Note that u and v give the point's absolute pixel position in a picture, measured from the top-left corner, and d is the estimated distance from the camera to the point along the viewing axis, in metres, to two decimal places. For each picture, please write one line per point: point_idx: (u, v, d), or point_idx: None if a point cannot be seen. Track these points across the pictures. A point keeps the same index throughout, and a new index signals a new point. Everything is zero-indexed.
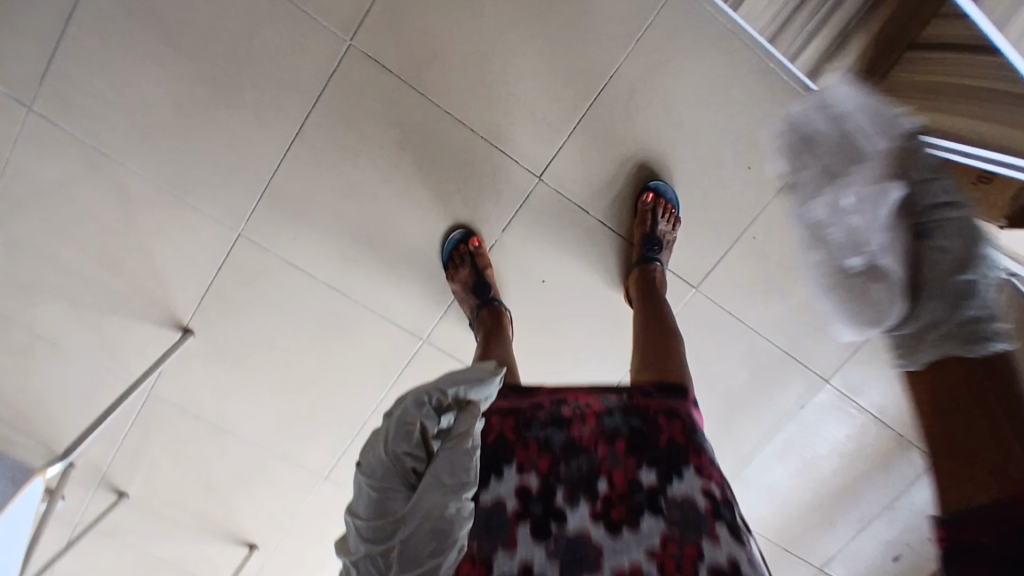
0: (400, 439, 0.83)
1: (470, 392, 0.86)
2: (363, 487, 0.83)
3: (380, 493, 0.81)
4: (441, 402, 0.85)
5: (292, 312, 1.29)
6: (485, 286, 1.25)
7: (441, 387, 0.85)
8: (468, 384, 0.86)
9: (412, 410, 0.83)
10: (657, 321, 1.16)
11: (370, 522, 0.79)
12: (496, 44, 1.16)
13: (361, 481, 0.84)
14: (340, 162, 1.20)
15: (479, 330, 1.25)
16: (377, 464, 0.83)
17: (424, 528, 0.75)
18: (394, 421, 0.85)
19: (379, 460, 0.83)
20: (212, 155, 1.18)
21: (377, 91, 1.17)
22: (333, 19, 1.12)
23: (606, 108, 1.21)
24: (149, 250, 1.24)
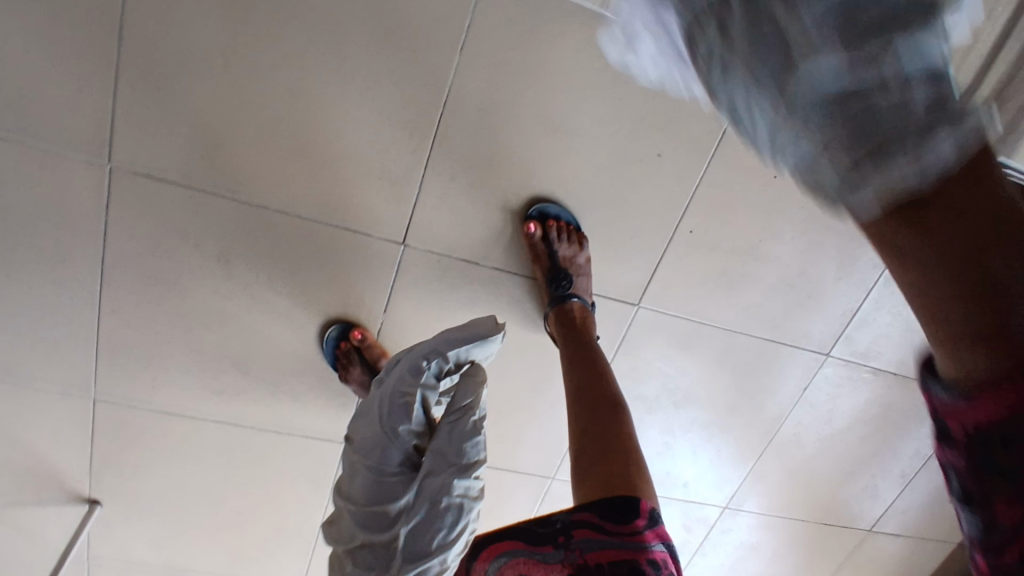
0: (397, 414, 0.82)
1: (473, 351, 0.86)
2: (358, 470, 0.82)
3: (377, 479, 0.81)
4: (441, 369, 0.86)
5: (191, 454, 1.14)
6: None
7: (443, 352, 0.85)
8: (469, 343, 0.86)
9: (413, 381, 0.83)
10: (593, 383, 0.94)
11: (369, 509, 0.79)
12: (286, 108, 0.88)
13: (355, 458, 0.83)
14: (166, 297, 1.00)
15: None
16: (374, 442, 0.82)
17: (430, 517, 0.75)
18: (389, 391, 0.84)
19: (376, 437, 0.82)
20: (22, 330, 1.00)
21: (171, 207, 0.93)
22: (77, 145, 0.87)
23: (454, 141, 0.93)
24: (10, 438, 1.10)
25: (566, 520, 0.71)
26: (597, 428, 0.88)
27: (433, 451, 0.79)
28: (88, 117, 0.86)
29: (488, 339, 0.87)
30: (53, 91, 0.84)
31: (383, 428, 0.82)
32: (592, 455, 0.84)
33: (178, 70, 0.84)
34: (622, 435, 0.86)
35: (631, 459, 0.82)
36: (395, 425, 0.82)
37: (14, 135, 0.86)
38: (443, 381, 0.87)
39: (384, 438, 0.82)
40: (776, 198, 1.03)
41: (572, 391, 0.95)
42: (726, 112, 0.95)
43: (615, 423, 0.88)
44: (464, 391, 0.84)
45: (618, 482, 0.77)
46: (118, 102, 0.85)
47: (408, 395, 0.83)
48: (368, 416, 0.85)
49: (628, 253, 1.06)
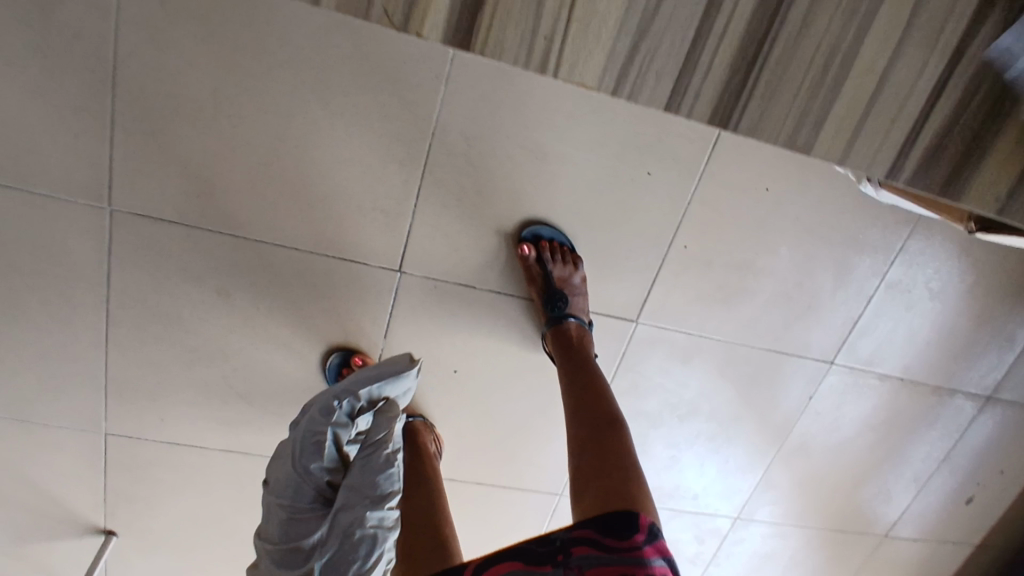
0: (309, 454, 0.85)
1: (386, 388, 0.88)
2: (273, 510, 0.84)
3: (292, 517, 0.83)
4: (354, 408, 0.87)
5: (202, 484, 1.16)
6: None
7: (355, 390, 0.87)
8: (381, 380, 0.87)
9: (324, 420, 0.85)
10: (590, 399, 0.95)
11: (282, 547, 0.82)
12: (277, 145, 0.90)
13: (271, 499, 0.85)
14: (170, 332, 1.02)
15: None
16: (287, 482, 0.84)
17: (346, 550, 0.79)
18: (301, 433, 0.86)
19: (288, 478, 0.85)
20: (32, 370, 1.02)
21: (170, 245, 0.95)
22: (77, 190, 0.90)
23: (444, 169, 0.94)
24: (25, 475, 1.12)
25: (566, 538, 0.72)
26: (596, 445, 0.88)
27: (346, 487, 0.82)
28: (89, 164, 0.89)
29: (401, 374, 0.88)
30: (56, 140, 0.87)
31: (295, 467, 0.84)
32: (592, 472, 0.84)
33: (174, 115, 0.87)
34: (621, 451, 0.87)
35: (631, 474, 0.82)
36: (308, 464, 0.84)
37: (18, 184, 0.89)
38: (360, 419, 0.89)
39: (298, 477, 0.84)
40: (768, 211, 1.03)
41: (570, 407, 0.96)
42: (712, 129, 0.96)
43: (614, 438, 0.89)
44: (378, 426, 0.85)
45: (619, 498, 0.77)
46: (115, 147, 0.88)
47: (319, 435, 0.86)
48: (283, 456, 0.87)
49: (624, 271, 1.06)
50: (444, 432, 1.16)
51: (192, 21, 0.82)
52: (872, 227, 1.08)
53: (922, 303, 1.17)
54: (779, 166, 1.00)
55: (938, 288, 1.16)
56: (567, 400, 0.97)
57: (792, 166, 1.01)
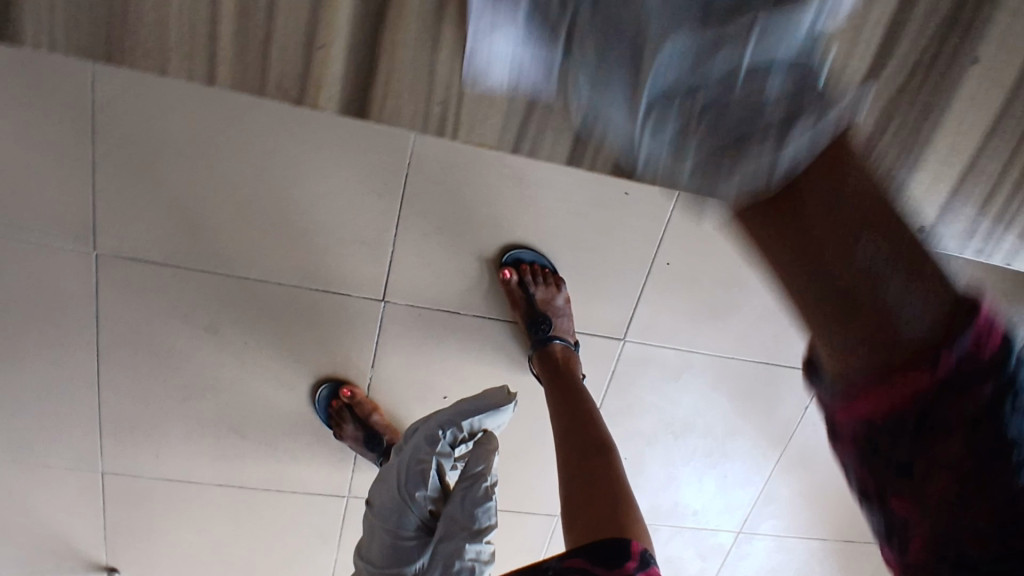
0: (416, 480, 0.91)
1: (486, 420, 0.92)
2: (376, 531, 0.92)
3: (396, 541, 0.91)
4: (456, 437, 0.93)
5: (200, 518, 1.17)
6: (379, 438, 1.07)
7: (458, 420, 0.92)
8: (483, 413, 0.91)
9: (428, 451, 0.91)
10: (582, 426, 0.95)
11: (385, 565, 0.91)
12: (257, 183, 0.92)
13: (372, 521, 0.93)
14: (162, 370, 1.03)
15: None
16: (392, 508, 0.92)
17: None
18: (406, 460, 0.92)
19: (392, 502, 0.92)
20: (29, 412, 1.04)
21: (157, 286, 0.97)
22: (63, 235, 0.92)
23: (422, 199, 0.95)
24: (28, 515, 1.14)
25: (557, 567, 0.69)
26: (588, 473, 0.88)
27: (447, 518, 0.88)
28: (72, 209, 0.90)
29: (500, 409, 0.91)
30: (38, 187, 0.88)
31: (401, 494, 0.92)
32: (584, 500, 0.84)
33: (153, 158, 0.88)
34: (614, 478, 0.86)
35: (623, 502, 0.81)
36: (413, 492, 0.91)
37: (5, 231, 0.91)
38: (459, 447, 0.94)
39: (403, 504, 0.91)
40: None
41: (561, 435, 0.95)
42: None
43: (606, 466, 0.88)
44: (477, 458, 0.90)
45: (611, 526, 0.76)
46: (99, 193, 0.90)
47: (423, 462, 0.92)
48: (386, 479, 0.94)
49: (607, 291, 1.06)
50: None
51: None
52: None
53: None
54: None
55: None
56: (558, 429, 0.97)
57: None
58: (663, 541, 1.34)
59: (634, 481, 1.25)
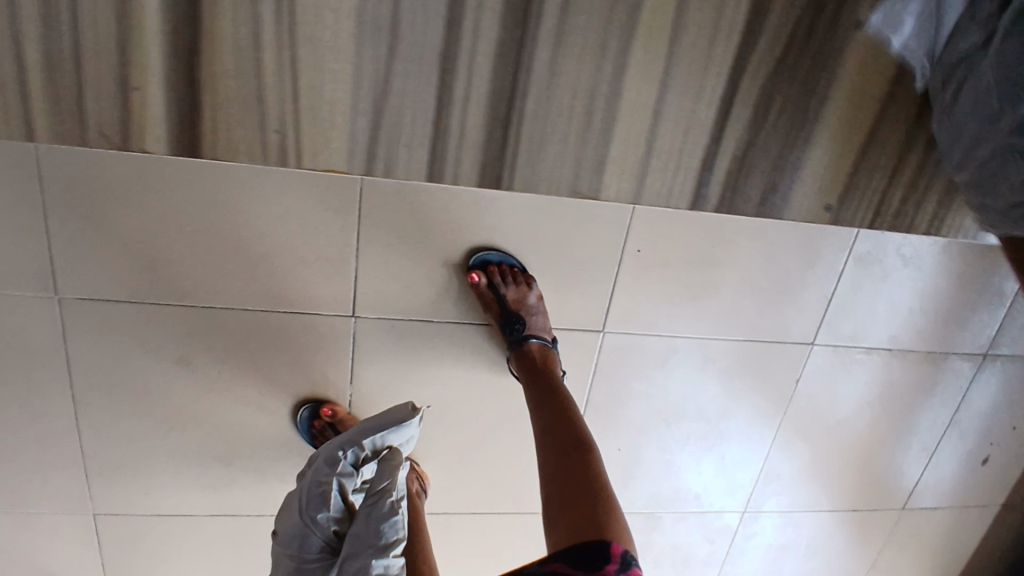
0: (316, 502, 0.86)
1: (389, 436, 0.93)
2: (282, 561, 0.85)
3: (300, 565, 0.84)
4: (358, 456, 0.90)
5: (196, 550, 1.17)
6: None
7: (358, 440, 0.91)
8: (384, 430, 0.92)
9: (329, 470, 0.88)
10: (560, 425, 0.94)
11: None
12: (210, 211, 0.90)
13: (279, 552, 0.86)
14: (139, 406, 1.03)
15: None
16: (295, 534, 0.85)
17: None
18: (308, 483, 0.88)
19: (295, 528, 0.86)
20: (11, 460, 1.04)
21: (123, 322, 0.96)
22: (21, 281, 0.91)
23: (380, 210, 0.94)
24: (24, 562, 1.14)
25: (538, 570, 0.71)
26: (567, 473, 0.87)
27: (354, 535, 0.82)
28: (29, 255, 0.90)
29: (400, 424, 0.93)
30: None
31: (304, 515, 0.86)
32: (564, 503, 0.83)
33: (102, 196, 0.88)
34: (593, 479, 0.86)
35: (603, 504, 0.82)
36: (314, 514, 0.85)
37: None
38: (363, 469, 0.91)
39: (304, 527, 0.85)
40: None
41: (540, 435, 0.95)
42: None
43: (586, 465, 0.88)
44: (381, 474, 0.87)
45: (590, 528, 0.77)
46: (53, 237, 0.89)
47: (324, 484, 0.87)
48: (291, 507, 0.89)
49: (580, 283, 1.05)
50: (428, 466, 1.15)
51: None
52: None
53: (900, 272, 1.13)
54: None
55: (913, 254, 1.12)
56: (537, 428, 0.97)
57: None
58: (668, 528, 1.32)
59: (633, 472, 1.23)
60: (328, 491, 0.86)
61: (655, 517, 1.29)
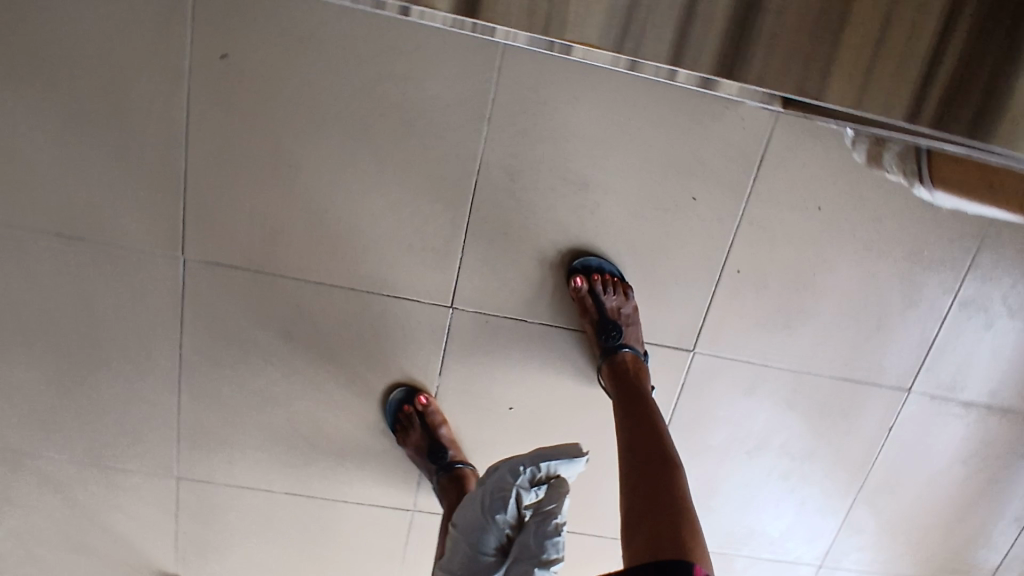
0: (495, 505, 0.80)
1: (562, 466, 0.81)
2: (457, 543, 0.82)
3: (475, 556, 0.81)
4: (535, 476, 0.81)
5: (269, 529, 1.19)
6: (443, 450, 1.07)
7: (533, 460, 0.81)
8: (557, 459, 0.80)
9: (507, 481, 0.80)
10: (646, 436, 0.87)
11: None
12: (331, 192, 0.96)
13: (454, 534, 0.84)
14: (238, 377, 1.07)
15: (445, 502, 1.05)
16: (469, 525, 0.82)
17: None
18: (486, 488, 0.82)
19: (470, 522, 0.82)
20: (113, 414, 1.08)
21: (236, 291, 1.01)
22: (154, 242, 0.97)
23: (490, 207, 0.98)
24: (105, 520, 1.16)
25: None
26: (651, 483, 0.80)
27: (519, 545, 0.77)
28: (165, 217, 0.96)
29: (576, 456, 0.82)
30: (136, 196, 0.95)
31: (482, 513, 0.81)
32: (643, 511, 0.77)
33: (238, 167, 0.94)
34: (677, 490, 0.79)
35: (685, 522, 0.74)
36: (492, 513, 0.80)
37: (101, 240, 0.97)
38: (536, 489, 0.82)
39: (483, 522, 0.81)
40: (818, 226, 1.01)
41: (627, 438, 0.88)
42: (755, 149, 0.96)
43: (668, 477, 0.81)
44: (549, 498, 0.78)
45: (669, 545, 0.70)
46: (189, 203, 0.96)
47: (502, 491, 0.81)
48: (467, 499, 0.84)
49: (675, 298, 1.05)
50: None
51: (255, 82, 0.90)
52: (937, 240, 1.04)
53: (1001, 323, 1.10)
54: (831, 182, 0.99)
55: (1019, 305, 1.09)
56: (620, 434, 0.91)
57: (839, 181, 0.99)
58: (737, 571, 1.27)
59: (706, 503, 1.20)
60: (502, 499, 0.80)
61: (725, 556, 1.25)
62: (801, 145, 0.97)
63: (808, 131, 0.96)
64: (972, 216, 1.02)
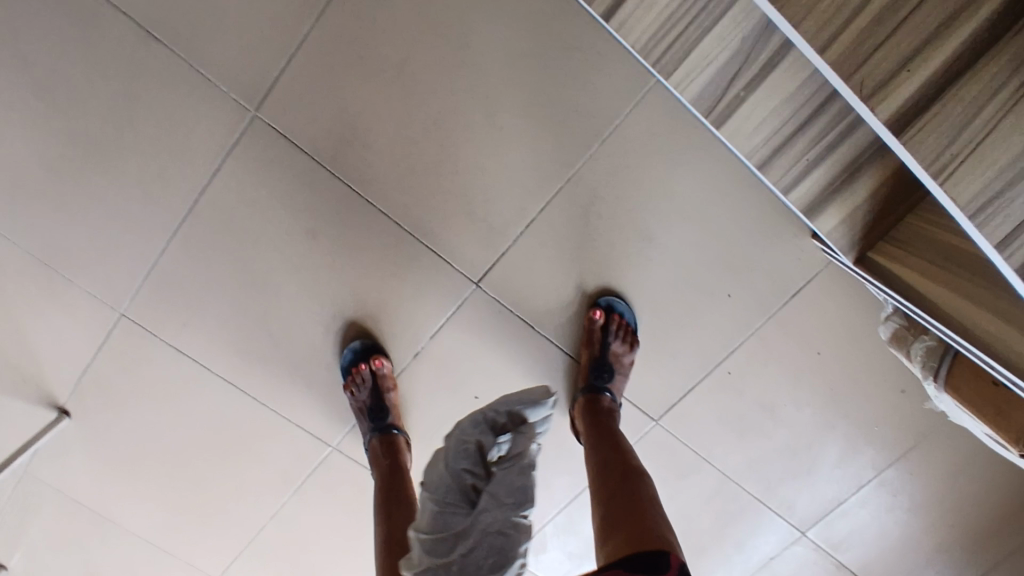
0: (459, 456, 0.84)
1: (525, 411, 0.88)
2: (425, 504, 0.82)
3: (445, 510, 0.80)
4: (498, 423, 0.87)
5: (184, 405, 1.13)
6: (384, 412, 1.08)
7: (498, 407, 0.88)
8: (523, 404, 0.88)
9: (472, 430, 0.85)
10: (616, 459, 0.93)
11: (433, 536, 0.79)
12: (428, 127, 0.95)
13: (424, 497, 0.84)
14: (240, 250, 1.02)
15: (374, 465, 1.07)
16: (438, 480, 0.83)
17: (487, 549, 0.76)
18: (451, 442, 0.85)
19: (440, 477, 0.83)
20: (90, 224, 1.00)
21: (285, 170, 0.97)
22: (232, 85, 0.92)
23: (558, 214, 1.00)
24: (23, 320, 1.07)
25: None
26: (620, 496, 0.86)
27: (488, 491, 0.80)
28: (258, 64, 0.91)
29: (542, 402, 0.90)
30: (241, 33, 0.90)
31: (448, 469, 0.83)
32: (615, 522, 0.81)
33: (354, 58, 0.91)
34: (646, 499, 0.84)
35: (654, 521, 0.79)
36: (455, 466, 0.83)
37: (181, 53, 0.91)
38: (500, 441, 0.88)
39: (448, 475, 0.83)
40: (809, 370, 1.10)
41: (595, 468, 0.94)
42: (798, 281, 1.04)
43: (637, 490, 0.86)
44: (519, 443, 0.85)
45: (645, 541, 0.74)
46: (289, 67, 0.92)
47: (468, 441, 0.85)
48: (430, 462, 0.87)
49: (665, 370, 1.11)
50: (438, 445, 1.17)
51: None
52: (894, 428, 1.14)
53: (897, 518, 1.23)
54: (842, 339, 1.08)
55: (925, 509, 1.22)
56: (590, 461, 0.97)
57: (849, 343, 1.08)
58: None
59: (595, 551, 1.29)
60: (469, 449, 0.84)
61: None
62: (836, 298, 1.05)
63: (849, 290, 1.04)
64: (930, 422, 1.14)
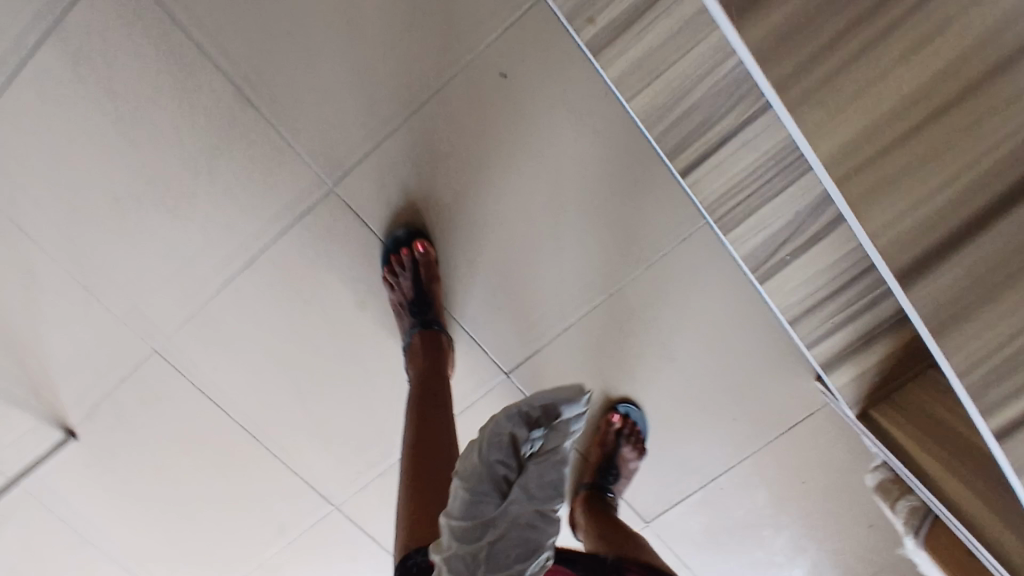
0: (491, 446, 0.72)
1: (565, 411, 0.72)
2: (453, 489, 0.72)
3: (474, 501, 0.70)
4: (529, 415, 0.73)
5: (197, 442, 1.14)
6: (427, 303, 1.02)
7: (530, 399, 0.73)
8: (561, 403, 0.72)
9: (504, 419, 0.72)
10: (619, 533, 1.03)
11: (462, 524, 0.69)
12: (493, 228, 1.01)
13: (450, 482, 0.73)
14: (288, 307, 1.05)
15: (412, 361, 1.02)
16: (468, 469, 0.72)
17: (517, 542, 0.67)
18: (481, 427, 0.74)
19: (469, 465, 0.72)
20: (145, 259, 1.01)
21: (350, 242, 1.01)
22: (317, 158, 0.96)
23: (595, 324, 1.07)
24: (49, 337, 1.06)
25: None
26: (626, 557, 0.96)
27: (526, 486, 0.69)
28: (346, 144, 0.95)
29: (578, 398, 0.73)
30: (336, 113, 0.94)
31: (478, 460, 0.71)
32: None
33: (439, 155, 0.96)
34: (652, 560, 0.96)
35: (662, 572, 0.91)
36: (487, 456, 0.71)
37: (274, 119, 0.94)
38: None
39: (479, 465, 0.71)
40: (794, 498, 1.19)
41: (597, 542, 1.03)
42: (799, 418, 1.13)
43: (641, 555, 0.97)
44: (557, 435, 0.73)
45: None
46: (375, 152, 0.96)
47: (501, 433, 0.72)
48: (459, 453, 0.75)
49: (663, 477, 1.19)
50: None
51: (506, 107, 0.94)
52: (856, 559, 1.24)
53: None
54: (827, 475, 1.17)
55: None
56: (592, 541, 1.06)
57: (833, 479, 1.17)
58: None
59: None
60: (500, 439, 0.72)
61: None
62: (831, 439, 1.14)
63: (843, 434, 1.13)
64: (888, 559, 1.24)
